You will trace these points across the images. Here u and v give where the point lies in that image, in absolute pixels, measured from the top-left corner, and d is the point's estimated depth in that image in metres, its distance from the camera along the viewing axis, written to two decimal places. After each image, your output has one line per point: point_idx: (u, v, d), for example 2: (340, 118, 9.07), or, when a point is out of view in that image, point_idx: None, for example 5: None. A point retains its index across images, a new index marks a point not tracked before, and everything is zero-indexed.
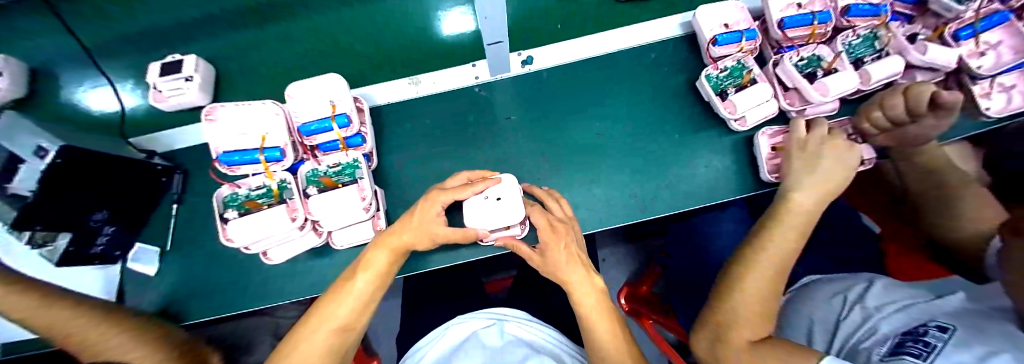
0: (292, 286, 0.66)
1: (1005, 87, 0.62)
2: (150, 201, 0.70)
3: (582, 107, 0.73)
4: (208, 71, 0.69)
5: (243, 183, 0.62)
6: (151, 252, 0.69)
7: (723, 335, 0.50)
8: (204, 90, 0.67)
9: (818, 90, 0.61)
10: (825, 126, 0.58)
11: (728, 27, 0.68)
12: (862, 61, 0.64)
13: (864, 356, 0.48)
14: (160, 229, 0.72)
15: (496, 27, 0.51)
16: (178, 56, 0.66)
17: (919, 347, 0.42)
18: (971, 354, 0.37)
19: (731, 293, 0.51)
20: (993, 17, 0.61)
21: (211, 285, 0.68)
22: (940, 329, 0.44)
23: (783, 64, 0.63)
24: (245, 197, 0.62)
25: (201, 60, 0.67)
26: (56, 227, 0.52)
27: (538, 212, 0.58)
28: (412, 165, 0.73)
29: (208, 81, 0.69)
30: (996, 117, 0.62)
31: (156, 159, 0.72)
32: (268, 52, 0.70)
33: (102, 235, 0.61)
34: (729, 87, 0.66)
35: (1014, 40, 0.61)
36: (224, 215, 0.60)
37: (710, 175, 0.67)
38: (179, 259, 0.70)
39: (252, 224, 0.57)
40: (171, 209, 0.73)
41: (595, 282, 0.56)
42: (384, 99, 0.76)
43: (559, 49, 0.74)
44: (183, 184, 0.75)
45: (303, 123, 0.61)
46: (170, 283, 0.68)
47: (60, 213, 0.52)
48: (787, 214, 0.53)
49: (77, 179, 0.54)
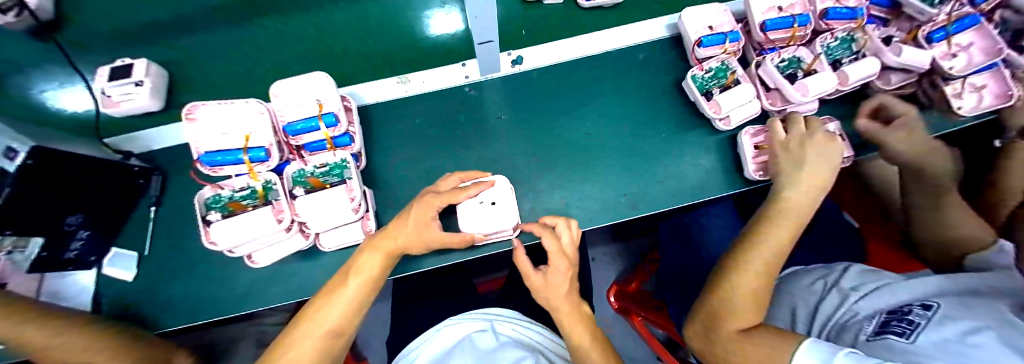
0: (280, 290, 0.64)
1: (976, 87, 0.65)
2: (127, 204, 0.67)
3: (574, 107, 0.74)
4: (160, 75, 0.68)
5: (226, 184, 0.60)
6: (129, 256, 0.66)
7: (716, 323, 0.51)
8: (156, 96, 0.67)
9: (798, 90, 0.62)
10: (801, 123, 0.60)
11: (712, 29, 0.69)
12: (839, 62, 0.66)
13: (851, 336, 0.50)
14: (138, 232, 0.69)
15: (486, 25, 0.51)
16: (128, 60, 0.65)
17: (904, 326, 0.44)
18: (951, 329, 0.39)
19: (724, 285, 0.52)
20: (965, 20, 0.64)
21: (196, 290, 0.66)
22: (924, 307, 0.45)
23: (765, 65, 0.65)
24: (229, 198, 0.61)
25: (153, 64, 0.66)
26: (31, 233, 0.49)
27: (547, 234, 0.58)
28: (405, 166, 0.72)
29: (162, 84, 0.68)
30: (970, 115, 0.65)
31: (133, 160, 0.69)
32: (267, 52, 0.73)
33: (76, 240, 0.58)
34: (714, 88, 0.67)
35: (983, 42, 0.65)
36: (206, 216, 0.58)
37: (699, 173, 0.68)
38: (160, 262, 0.67)
39: (237, 226, 0.56)
40: (150, 212, 0.70)
41: (581, 311, 0.61)
42: (373, 98, 0.74)
43: (549, 49, 0.75)
44: (163, 185, 0.72)
45: (289, 123, 0.60)
46: (152, 289, 0.66)
47: (31, 217, 0.49)
48: (777, 213, 0.54)
49: (48, 183, 0.51)
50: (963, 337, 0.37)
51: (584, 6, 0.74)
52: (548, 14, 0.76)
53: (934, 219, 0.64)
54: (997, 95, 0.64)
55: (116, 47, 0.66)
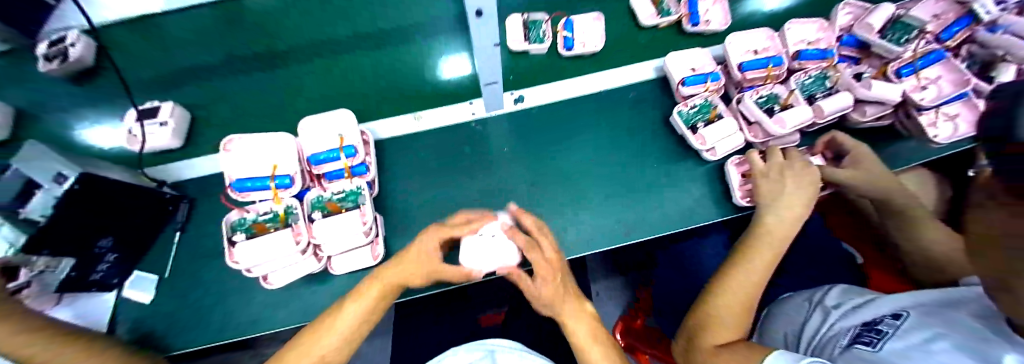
0: (286, 315, 0.64)
1: (950, 116, 0.68)
2: (152, 232, 0.69)
3: (571, 137, 0.78)
4: (184, 117, 0.73)
5: (252, 208, 0.62)
6: (149, 279, 0.67)
7: (698, 336, 0.51)
8: (178, 135, 0.72)
9: (777, 123, 0.66)
10: (778, 153, 0.62)
11: (695, 70, 0.75)
12: (815, 97, 0.70)
13: (830, 350, 0.47)
14: (160, 256, 0.70)
15: (494, 67, 0.57)
16: (157, 103, 0.72)
17: (873, 335, 0.42)
18: (916, 339, 0.36)
19: (706, 309, 0.52)
20: (929, 56, 0.70)
21: (203, 316, 0.65)
22: (894, 316, 0.42)
23: (745, 101, 0.69)
24: (253, 221, 0.62)
25: (178, 106, 0.72)
26: (65, 253, 0.53)
27: (533, 249, 0.57)
28: (412, 194, 0.75)
29: (185, 125, 0.73)
30: (945, 143, 0.67)
31: (165, 188, 0.74)
32: (302, 99, 0.77)
33: (103, 262, 0.60)
34: (699, 122, 0.71)
35: (952, 76, 0.69)
36: (233, 237, 0.60)
37: (694, 199, 0.70)
38: (178, 289, 0.68)
39: (258, 247, 0.58)
40: (174, 236, 0.72)
41: (586, 311, 0.59)
42: (388, 133, 0.80)
43: (548, 89, 0.81)
44: (189, 212, 0.74)
45: (312, 154, 0.64)
46: (161, 314, 0.66)
47: (64, 244, 0.52)
48: (779, 238, 0.55)
49: (99, 205, 0.55)
50: (924, 345, 0.35)
51: (565, 55, 0.76)
52: (533, 61, 0.77)
53: (920, 252, 0.62)
54: (969, 124, 0.67)
55: (156, 92, 0.71)
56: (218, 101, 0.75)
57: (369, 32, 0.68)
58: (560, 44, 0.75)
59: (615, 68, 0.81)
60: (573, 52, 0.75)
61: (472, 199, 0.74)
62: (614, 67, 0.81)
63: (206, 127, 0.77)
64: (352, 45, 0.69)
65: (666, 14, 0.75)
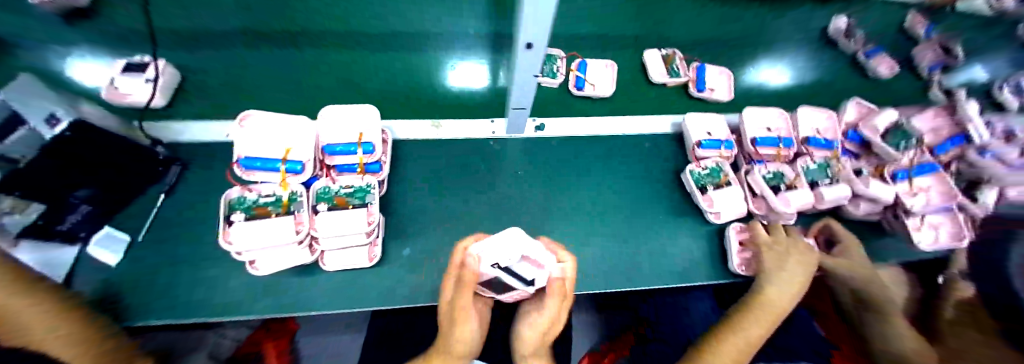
0: (267, 301, 0.60)
1: (935, 225, 0.74)
2: (140, 185, 0.66)
3: (586, 172, 0.79)
4: (174, 75, 0.75)
5: (255, 188, 0.60)
6: (119, 239, 0.61)
7: None
8: (164, 94, 0.72)
9: (782, 202, 0.70)
10: (780, 229, 0.69)
11: (711, 134, 0.78)
12: (817, 182, 0.73)
13: None
14: (137, 213, 0.65)
15: (524, 96, 0.60)
16: (147, 58, 0.74)
17: None
18: None
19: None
20: (923, 166, 0.76)
21: (173, 287, 0.60)
22: None
23: (754, 174, 0.73)
24: (253, 202, 0.60)
25: (168, 65, 0.74)
26: (36, 197, 0.53)
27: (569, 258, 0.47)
28: (420, 200, 0.73)
29: (172, 85, 0.74)
30: (930, 249, 0.72)
31: (159, 148, 0.69)
32: (311, 82, 0.80)
33: (76, 214, 0.58)
34: (709, 184, 0.74)
35: (941, 187, 0.75)
36: (229, 217, 0.57)
37: (692, 256, 0.71)
38: (151, 252, 0.63)
39: (256, 230, 0.56)
40: (157, 198, 0.67)
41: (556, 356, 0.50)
42: (406, 135, 0.78)
43: (571, 122, 0.82)
44: (179, 177, 0.70)
45: (328, 143, 0.64)
46: (124, 274, 0.60)
47: (46, 182, 0.53)
48: (769, 304, 0.58)
49: (85, 159, 0.57)
50: None
51: (576, 93, 0.84)
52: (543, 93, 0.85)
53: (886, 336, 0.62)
54: (952, 235, 0.72)
55: (175, 48, 0.78)
56: (229, 66, 0.79)
57: (379, 33, 0.86)
58: (572, 84, 0.83)
59: (632, 113, 0.86)
60: (583, 92, 0.82)
61: (480, 215, 0.72)
62: (634, 113, 0.86)
63: (219, 90, 0.77)
64: (367, 41, 0.85)
65: (675, 75, 0.86)
